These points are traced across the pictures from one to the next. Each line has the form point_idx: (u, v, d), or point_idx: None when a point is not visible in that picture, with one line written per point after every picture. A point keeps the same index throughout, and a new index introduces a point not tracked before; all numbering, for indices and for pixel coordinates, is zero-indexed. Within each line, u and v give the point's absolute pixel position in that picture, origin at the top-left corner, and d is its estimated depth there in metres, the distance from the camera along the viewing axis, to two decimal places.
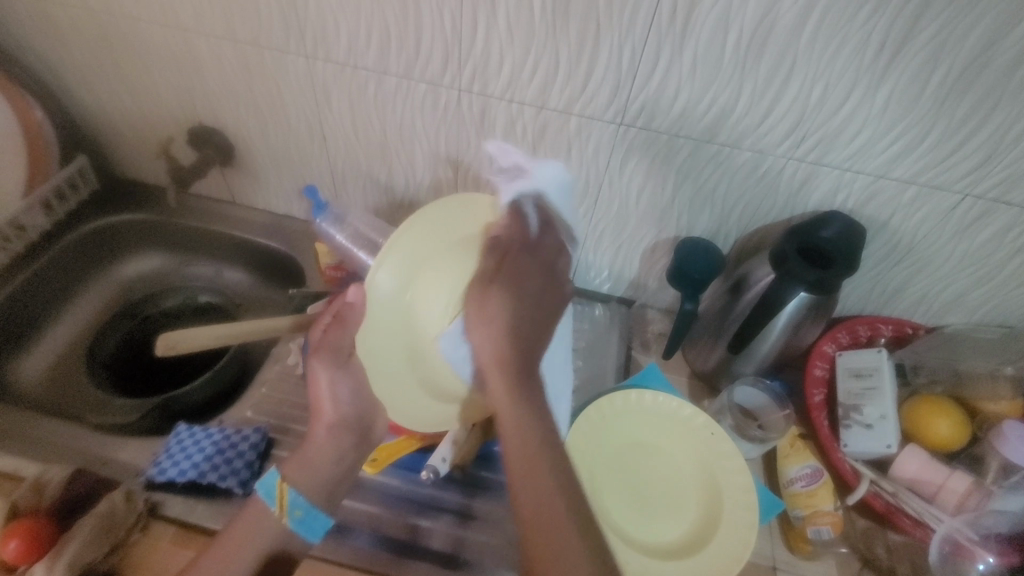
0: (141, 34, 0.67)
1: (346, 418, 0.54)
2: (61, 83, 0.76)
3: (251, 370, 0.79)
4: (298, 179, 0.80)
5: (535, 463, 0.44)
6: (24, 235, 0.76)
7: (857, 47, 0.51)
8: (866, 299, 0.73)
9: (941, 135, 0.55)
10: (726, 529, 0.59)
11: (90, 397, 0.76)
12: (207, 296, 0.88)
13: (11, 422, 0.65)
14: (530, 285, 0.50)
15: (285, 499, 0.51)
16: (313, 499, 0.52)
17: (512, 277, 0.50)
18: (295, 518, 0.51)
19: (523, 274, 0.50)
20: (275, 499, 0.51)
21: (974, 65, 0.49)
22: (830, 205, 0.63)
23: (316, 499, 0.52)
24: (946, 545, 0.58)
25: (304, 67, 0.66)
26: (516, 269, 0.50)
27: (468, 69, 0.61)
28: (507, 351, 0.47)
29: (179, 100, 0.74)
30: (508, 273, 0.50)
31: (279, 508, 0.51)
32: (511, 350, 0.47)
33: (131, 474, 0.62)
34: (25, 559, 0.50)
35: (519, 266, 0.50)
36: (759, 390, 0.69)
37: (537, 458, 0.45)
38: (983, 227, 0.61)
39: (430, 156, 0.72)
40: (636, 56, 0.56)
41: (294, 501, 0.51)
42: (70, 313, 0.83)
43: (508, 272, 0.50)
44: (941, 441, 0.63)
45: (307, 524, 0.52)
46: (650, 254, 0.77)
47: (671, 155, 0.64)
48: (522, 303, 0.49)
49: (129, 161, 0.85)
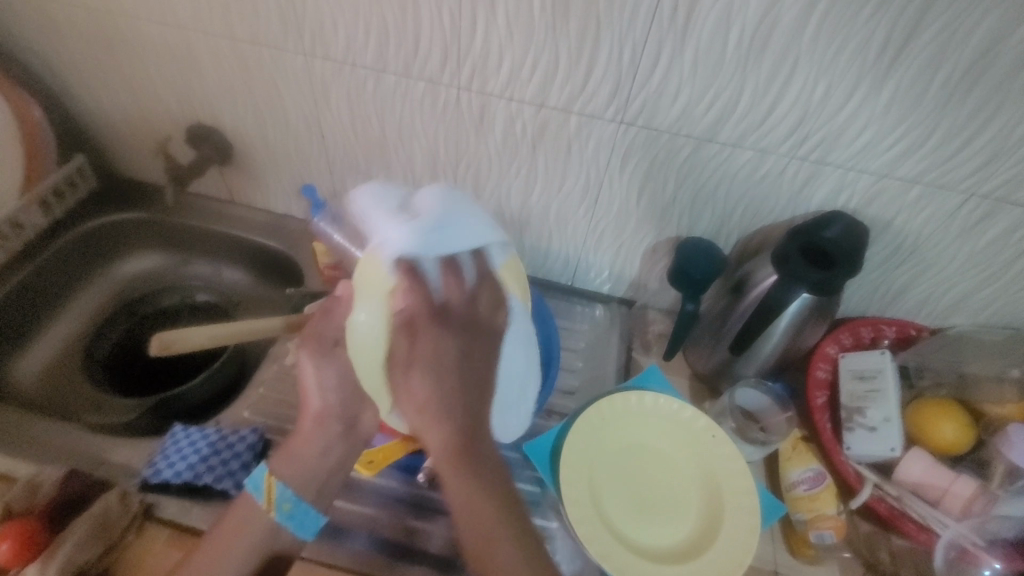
0: (139, 32, 0.67)
1: (331, 407, 0.55)
2: (59, 81, 0.75)
3: (250, 370, 0.79)
4: (297, 177, 0.80)
5: (491, 535, 0.45)
6: (22, 233, 0.76)
7: (859, 47, 0.50)
8: (870, 300, 0.72)
9: (944, 136, 0.54)
10: (727, 533, 0.58)
11: (87, 396, 0.75)
12: (206, 295, 0.88)
13: (7, 421, 0.64)
14: (454, 355, 0.47)
15: (272, 494, 0.51)
16: (300, 492, 0.52)
17: (432, 349, 0.46)
18: (283, 511, 0.51)
19: (439, 344, 0.47)
20: (263, 492, 0.51)
21: (978, 65, 0.49)
22: (833, 206, 0.63)
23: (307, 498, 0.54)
24: (951, 551, 0.57)
25: (303, 66, 0.66)
26: (430, 338, 0.47)
27: (468, 67, 0.61)
28: (448, 432, 0.45)
29: (178, 98, 0.74)
30: (426, 347, 0.46)
31: (268, 502, 0.51)
32: (452, 431, 0.46)
33: (127, 475, 0.62)
34: (18, 561, 0.50)
35: (436, 337, 0.47)
36: (761, 392, 0.68)
37: (494, 526, 0.46)
38: (989, 227, 0.60)
39: (429, 154, 0.71)
40: (637, 55, 0.55)
41: (282, 494, 0.51)
42: (68, 312, 0.82)
43: (429, 346, 0.47)
44: (946, 445, 0.63)
45: (296, 518, 0.52)
46: (651, 254, 0.76)
47: (671, 155, 0.63)
48: (457, 377, 0.47)
49: (128, 160, 0.84)
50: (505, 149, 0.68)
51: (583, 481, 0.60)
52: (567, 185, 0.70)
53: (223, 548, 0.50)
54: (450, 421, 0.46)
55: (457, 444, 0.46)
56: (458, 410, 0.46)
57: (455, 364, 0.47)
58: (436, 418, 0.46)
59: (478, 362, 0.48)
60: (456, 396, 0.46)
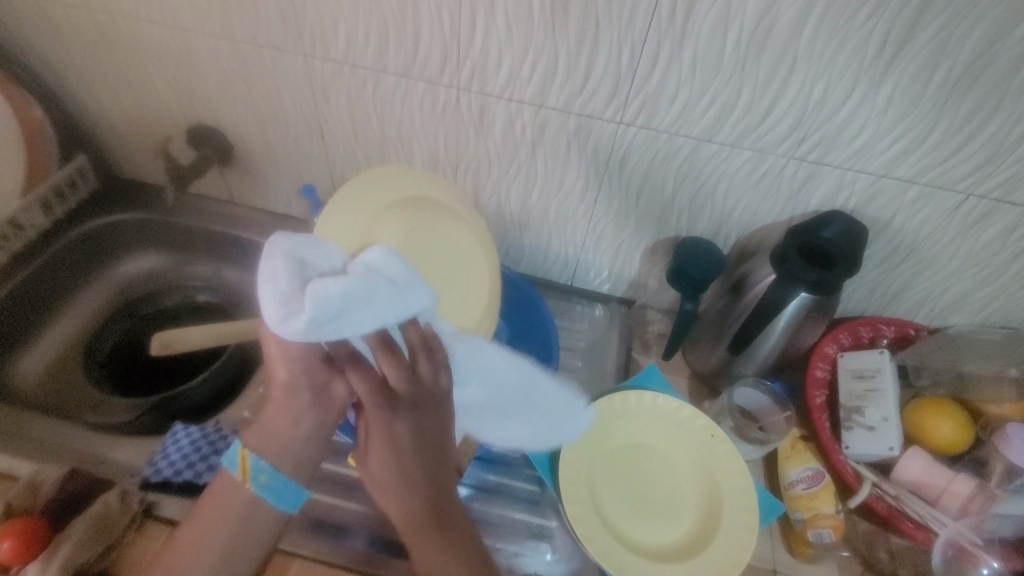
0: (140, 33, 0.67)
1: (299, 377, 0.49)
2: (60, 82, 0.76)
3: (250, 369, 0.79)
4: (297, 178, 0.80)
5: None
6: (23, 234, 0.76)
7: (857, 47, 0.50)
8: (869, 300, 0.72)
9: (942, 136, 0.54)
10: (726, 532, 0.58)
11: (87, 396, 0.76)
12: (206, 296, 0.88)
13: (8, 421, 0.64)
14: (410, 432, 0.46)
15: (247, 466, 0.48)
16: (278, 465, 0.49)
17: (381, 431, 0.46)
18: (261, 484, 0.48)
19: (390, 423, 0.46)
20: (238, 466, 0.49)
21: (976, 64, 0.49)
22: (831, 205, 0.63)
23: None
24: (949, 550, 0.57)
25: (303, 67, 0.66)
26: (380, 419, 0.46)
27: (467, 68, 0.61)
28: (410, 509, 0.46)
29: (179, 99, 0.74)
30: (378, 427, 0.46)
31: (243, 475, 0.49)
32: (415, 506, 0.46)
33: (128, 474, 0.62)
34: (19, 560, 0.50)
35: (387, 416, 0.46)
36: (760, 391, 0.68)
37: None
38: (987, 227, 0.60)
39: (429, 155, 0.72)
40: (635, 55, 0.56)
41: (257, 466, 0.48)
42: (68, 313, 0.83)
43: (379, 427, 0.46)
44: (944, 444, 0.63)
45: (274, 490, 0.48)
46: (650, 254, 0.76)
47: (670, 155, 0.63)
48: (416, 454, 0.46)
49: (129, 160, 0.85)
50: (505, 149, 0.68)
51: (583, 480, 0.60)
52: (567, 185, 0.70)
53: (206, 533, 0.48)
54: (411, 492, 0.46)
55: (417, 520, 0.46)
56: (419, 485, 0.46)
57: (415, 439, 0.46)
58: (398, 491, 0.46)
59: (436, 434, 0.47)
60: (415, 472, 0.46)
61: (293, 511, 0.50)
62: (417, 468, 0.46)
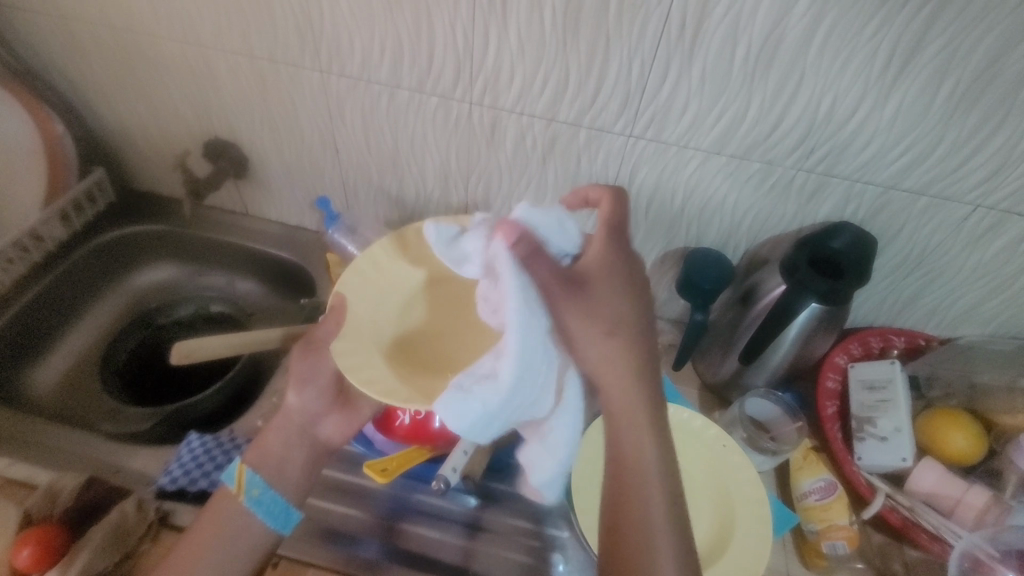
0: (162, 50, 0.69)
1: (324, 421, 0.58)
2: (80, 96, 0.78)
3: (262, 378, 0.79)
4: (310, 191, 0.81)
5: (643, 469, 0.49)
6: (41, 245, 0.77)
7: (865, 60, 0.51)
8: (878, 310, 0.72)
9: (950, 147, 0.55)
10: (738, 543, 0.58)
11: (102, 405, 0.77)
12: (220, 306, 0.89)
13: (26, 429, 0.65)
14: (608, 336, 0.50)
15: (242, 479, 0.53)
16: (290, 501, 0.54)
17: (599, 336, 0.49)
18: (251, 496, 0.52)
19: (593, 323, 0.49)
20: (234, 478, 0.53)
21: (982, 77, 0.50)
22: (840, 217, 0.63)
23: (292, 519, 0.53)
24: (965, 561, 0.56)
25: (318, 82, 0.67)
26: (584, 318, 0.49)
27: (480, 83, 0.62)
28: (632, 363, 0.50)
29: (196, 113, 0.76)
30: (586, 306, 0.49)
31: (237, 487, 0.53)
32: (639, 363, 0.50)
33: (142, 483, 0.63)
34: (37, 567, 0.50)
35: (599, 293, 0.50)
36: (769, 402, 0.69)
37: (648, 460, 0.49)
38: (995, 239, 0.61)
39: (441, 168, 0.73)
40: (645, 71, 0.57)
41: (251, 479, 0.53)
42: (84, 322, 0.84)
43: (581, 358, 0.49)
44: (958, 454, 0.63)
45: (264, 505, 0.52)
46: (659, 265, 0.77)
47: (680, 168, 0.64)
48: (633, 372, 0.50)
49: (148, 175, 0.87)
50: (516, 163, 0.69)
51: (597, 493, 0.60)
52: None
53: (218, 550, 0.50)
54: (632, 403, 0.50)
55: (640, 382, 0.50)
56: (635, 396, 0.50)
57: (623, 341, 0.50)
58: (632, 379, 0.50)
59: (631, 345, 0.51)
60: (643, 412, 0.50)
61: (283, 531, 0.54)
62: (627, 383, 0.50)
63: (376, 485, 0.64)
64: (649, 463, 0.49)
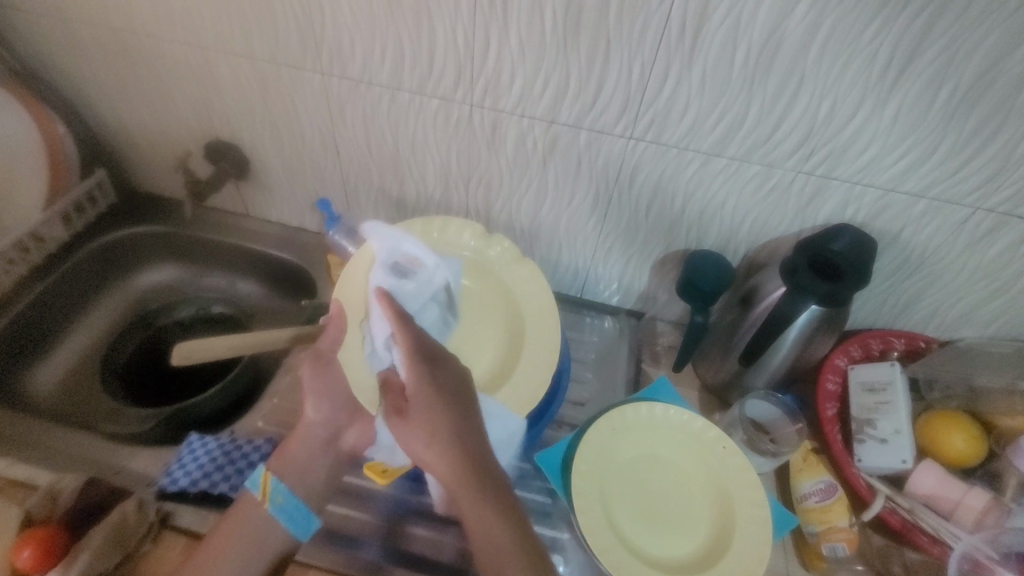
0: (163, 52, 0.69)
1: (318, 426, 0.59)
2: (82, 98, 0.78)
3: (263, 380, 0.80)
4: (311, 192, 0.82)
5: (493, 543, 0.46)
6: (43, 246, 0.78)
7: (864, 64, 0.51)
8: (878, 313, 0.72)
9: (949, 150, 0.55)
10: (739, 544, 0.58)
11: (103, 406, 0.77)
12: (220, 307, 0.89)
13: (27, 430, 0.66)
14: (442, 408, 0.51)
15: (267, 486, 0.56)
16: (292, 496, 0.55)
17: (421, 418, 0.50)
18: (276, 503, 0.55)
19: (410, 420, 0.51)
20: (259, 485, 0.56)
21: (982, 80, 0.50)
22: (839, 219, 0.63)
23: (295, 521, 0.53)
24: (965, 563, 0.56)
25: (320, 84, 0.68)
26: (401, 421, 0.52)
27: (480, 85, 0.62)
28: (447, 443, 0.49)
29: (197, 115, 0.76)
30: (425, 408, 0.51)
31: (262, 494, 0.56)
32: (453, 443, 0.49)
33: (143, 484, 0.63)
34: (38, 568, 0.50)
35: (421, 381, 0.52)
36: (770, 403, 0.69)
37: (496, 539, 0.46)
38: (994, 241, 0.61)
39: (442, 170, 0.73)
40: (645, 73, 0.57)
41: (275, 486, 0.56)
42: (85, 323, 0.84)
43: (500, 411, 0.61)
44: (957, 456, 0.63)
45: (286, 511, 0.55)
46: (659, 268, 0.77)
47: (680, 170, 0.64)
48: (456, 432, 0.50)
49: (148, 176, 0.87)
50: (516, 164, 0.69)
51: (597, 494, 0.60)
52: (578, 200, 0.71)
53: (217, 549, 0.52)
54: (454, 451, 0.49)
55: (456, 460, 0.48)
56: (463, 455, 0.49)
57: (456, 422, 0.50)
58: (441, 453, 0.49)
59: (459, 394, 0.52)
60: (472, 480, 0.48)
61: (304, 538, 0.56)
62: (453, 438, 0.49)
63: (377, 486, 0.64)
64: (472, 513, 0.47)
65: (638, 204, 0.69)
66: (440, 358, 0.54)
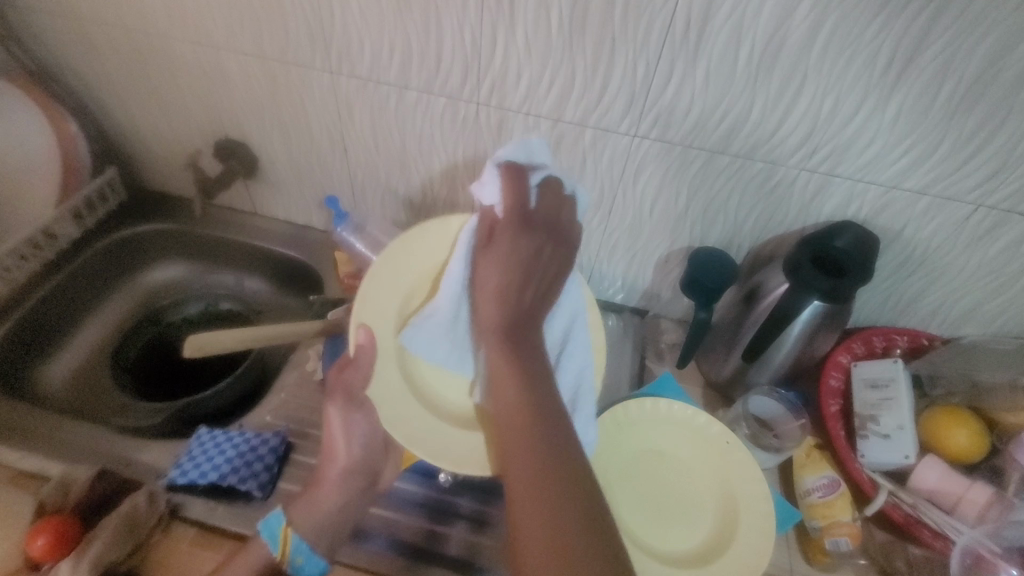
0: (174, 51, 0.70)
1: (356, 462, 0.57)
2: (94, 97, 0.79)
3: (270, 375, 0.80)
4: (320, 190, 0.82)
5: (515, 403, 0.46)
6: (54, 242, 0.78)
7: (868, 60, 0.52)
8: (881, 310, 0.73)
9: (951, 147, 0.55)
10: (741, 538, 0.59)
11: (114, 401, 0.78)
12: (229, 303, 0.90)
13: (37, 423, 0.66)
14: (519, 277, 0.50)
15: (287, 545, 0.52)
16: (314, 545, 0.53)
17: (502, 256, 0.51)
18: (295, 565, 0.52)
19: (494, 249, 0.51)
20: (279, 543, 0.52)
21: (983, 78, 0.50)
22: (842, 216, 0.64)
23: (304, 512, 0.53)
24: (966, 557, 0.57)
25: (328, 82, 0.68)
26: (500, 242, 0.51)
27: (487, 83, 0.63)
28: (510, 298, 0.50)
29: (206, 113, 0.77)
30: (498, 248, 0.51)
31: (281, 553, 0.52)
32: (513, 302, 0.49)
33: (153, 476, 0.64)
34: (52, 555, 0.51)
35: (506, 238, 0.51)
36: (774, 400, 0.69)
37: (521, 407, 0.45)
38: (998, 237, 0.61)
39: (448, 168, 0.74)
40: (650, 71, 0.58)
41: (297, 546, 0.52)
42: (96, 319, 0.85)
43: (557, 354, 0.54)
44: (960, 452, 0.63)
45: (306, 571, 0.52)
46: (663, 265, 0.77)
47: (684, 168, 0.65)
48: (521, 271, 0.50)
49: (158, 174, 0.88)
50: None
51: None
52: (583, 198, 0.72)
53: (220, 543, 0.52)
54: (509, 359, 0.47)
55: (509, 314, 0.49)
56: (515, 298, 0.50)
57: (523, 279, 0.50)
58: (499, 296, 0.50)
59: (541, 279, 0.51)
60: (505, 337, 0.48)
61: None
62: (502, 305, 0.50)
63: None
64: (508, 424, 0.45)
65: (642, 203, 0.70)
66: (540, 229, 0.52)
